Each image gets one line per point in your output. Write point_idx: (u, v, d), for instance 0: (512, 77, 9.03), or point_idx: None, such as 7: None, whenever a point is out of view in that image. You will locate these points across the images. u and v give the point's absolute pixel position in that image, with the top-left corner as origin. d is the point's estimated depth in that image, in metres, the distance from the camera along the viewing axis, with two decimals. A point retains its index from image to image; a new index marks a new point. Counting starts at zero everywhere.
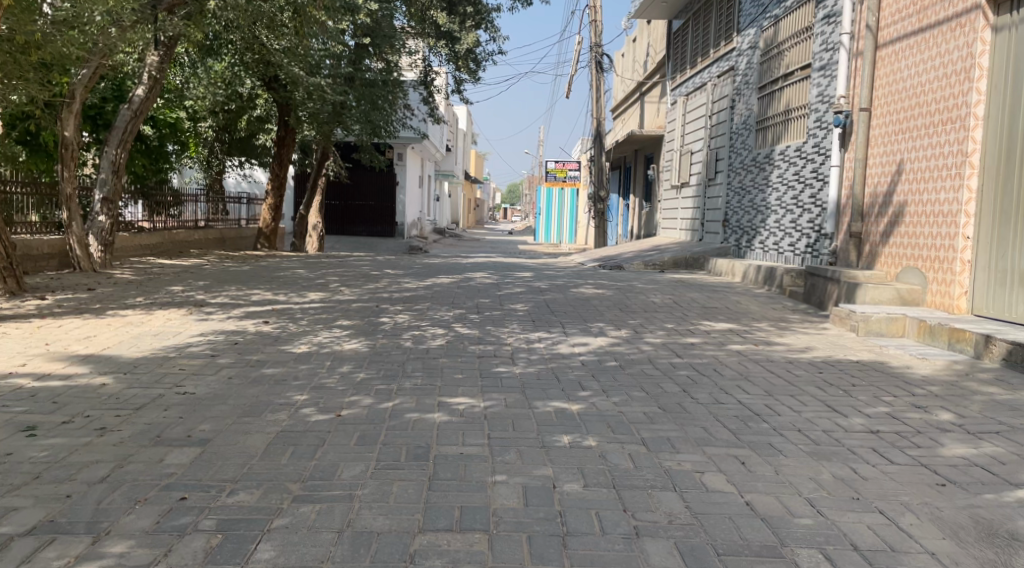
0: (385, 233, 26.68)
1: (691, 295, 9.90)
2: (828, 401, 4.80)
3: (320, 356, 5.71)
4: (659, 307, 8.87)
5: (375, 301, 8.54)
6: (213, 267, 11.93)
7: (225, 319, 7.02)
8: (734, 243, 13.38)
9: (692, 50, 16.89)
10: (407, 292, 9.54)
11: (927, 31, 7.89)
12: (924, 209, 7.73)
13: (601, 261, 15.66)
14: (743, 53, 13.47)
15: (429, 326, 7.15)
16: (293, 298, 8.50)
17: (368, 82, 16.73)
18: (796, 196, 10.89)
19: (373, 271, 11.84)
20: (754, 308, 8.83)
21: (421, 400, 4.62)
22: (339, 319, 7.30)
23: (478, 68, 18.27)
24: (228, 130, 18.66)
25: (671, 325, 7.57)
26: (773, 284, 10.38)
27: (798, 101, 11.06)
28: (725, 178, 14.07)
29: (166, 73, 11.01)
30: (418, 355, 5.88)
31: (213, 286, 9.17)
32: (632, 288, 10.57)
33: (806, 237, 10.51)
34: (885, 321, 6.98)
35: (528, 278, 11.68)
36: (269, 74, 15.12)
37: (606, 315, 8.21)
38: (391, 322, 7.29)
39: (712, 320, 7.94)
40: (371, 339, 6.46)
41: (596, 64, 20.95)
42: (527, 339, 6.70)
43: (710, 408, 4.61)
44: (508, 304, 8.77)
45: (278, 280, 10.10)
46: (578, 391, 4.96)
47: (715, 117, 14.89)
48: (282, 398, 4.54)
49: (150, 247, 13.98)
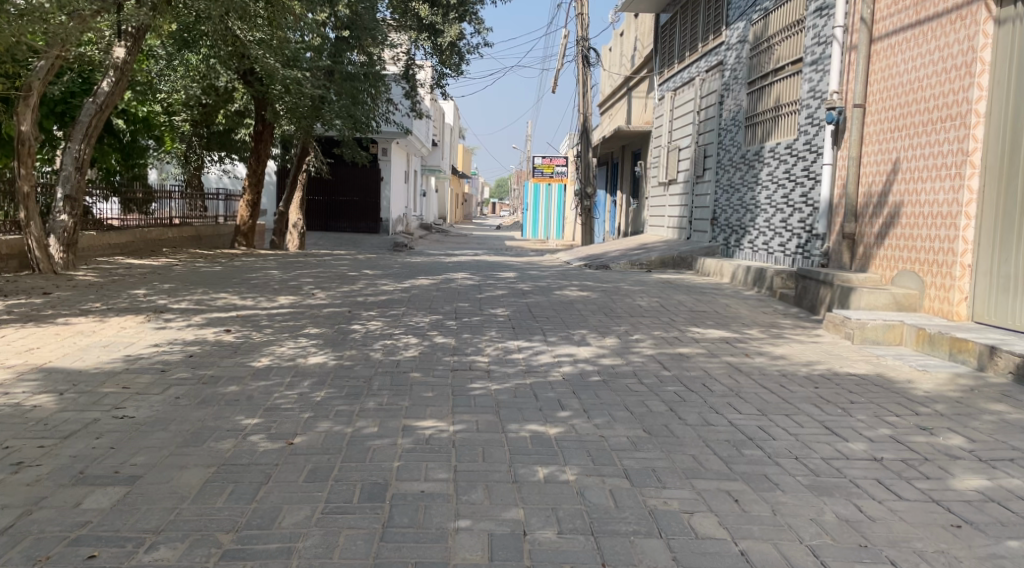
0: (368, 230, 26.21)
1: (679, 298, 9.55)
2: (827, 421, 4.44)
3: (280, 371, 5.31)
4: (645, 311, 8.51)
5: (348, 306, 8.14)
6: (184, 267, 11.46)
7: (184, 328, 6.60)
8: (723, 242, 13.03)
9: (680, 44, 16.50)
10: (383, 295, 9.12)
11: (925, 24, 7.54)
12: (921, 209, 7.39)
13: (587, 260, 15.29)
14: (732, 47, 13.11)
15: (402, 335, 6.76)
16: (261, 303, 8.08)
17: (348, 75, 16.17)
18: (787, 195, 10.54)
19: (351, 272, 11.41)
20: (744, 313, 8.49)
21: (385, 423, 4.23)
22: (307, 327, 6.89)
23: (462, 62, 17.86)
24: (205, 123, 18.14)
25: (658, 333, 7.22)
26: (762, 285, 10.03)
27: (788, 96, 10.72)
28: (713, 175, 13.71)
29: (133, 65, 10.54)
30: (388, 369, 5.49)
31: (178, 289, 8.73)
32: (618, 290, 10.21)
33: (797, 237, 10.16)
34: (882, 328, 6.65)
35: (511, 279, 11.29)
36: (245, 67, 14.62)
37: (589, 320, 7.86)
38: (363, 330, 6.89)
39: (700, 326, 7.58)
40: (339, 351, 6.06)
41: (583, 59, 20.56)
42: (505, 349, 6.32)
43: (698, 431, 4.24)
44: (488, 308, 8.39)
45: (249, 282, 9.65)
46: (556, 411, 4.59)
47: (703, 112, 14.52)
48: (231, 421, 4.15)
49: (120, 246, 13.48)
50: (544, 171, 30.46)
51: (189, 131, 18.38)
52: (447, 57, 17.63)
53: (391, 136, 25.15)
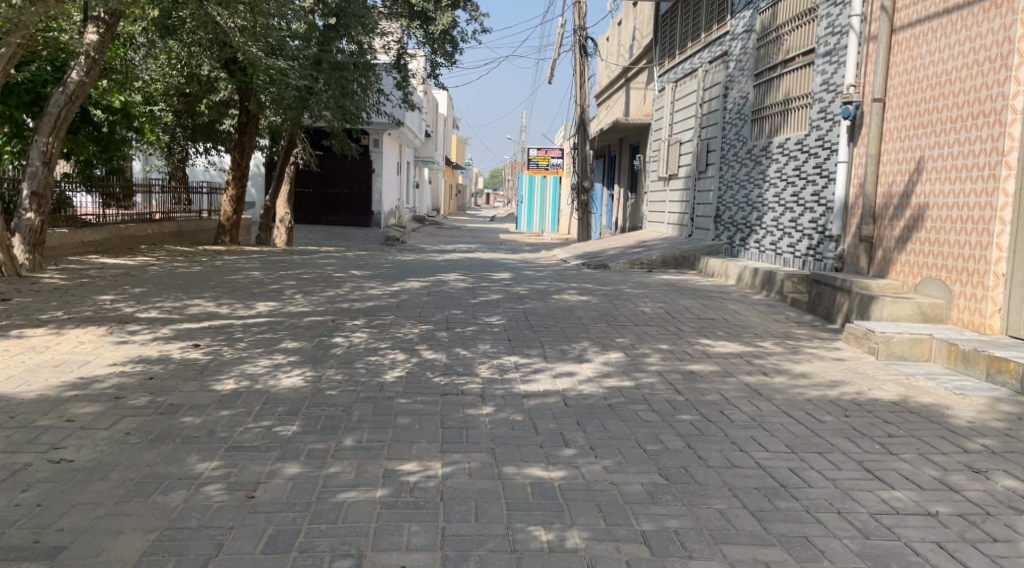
0: (360, 223, 25.59)
1: (684, 303, 9.01)
2: (866, 462, 3.91)
3: (249, 398, 4.76)
4: (650, 319, 7.96)
5: (333, 315, 7.57)
6: (160, 267, 10.86)
7: (148, 343, 6.03)
8: (727, 240, 12.49)
9: (681, 34, 15.93)
10: (371, 300, 8.57)
11: (954, 13, 7.01)
12: (949, 213, 6.86)
13: (584, 258, 14.74)
14: (737, 37, 12.55)
15: (388, 350, 6.21)
16: (237, 311, 7.50)
17: (336, 64, 15.60)
18: (797, 193, 10.02)
19: (338, 273, 10.83)
20: (754, 321, 7.96)
21: (363, 467, 3.69)
22: (285, 340, 6.33)
23: (455, 51, 17.28)
24: (189, 113, 17.50)
25: (666, 346, 6.68)
26: (771, 289, 9.51)
27: (799, 90, 10.17)
28: (717, 171, 13.17)
29: (106, 53, 9.94)
30: (371, 394, 4.94)
31: (149, 294, 8.15)
32: (620, 294, 9.67)
33: (808, 238, 9.64)
34: (909, 343, 6.14)
35: (507, 281, 10.74)
36: (229, 56, 14.01)
37: (591, 330, 7.31)
38: (346, 344, 6.33)
39: (710, 338, 7.05)
40: (318, 370, 5.50)
41: (580, 49, 19.95)
42: (500, 368, 5.77)
43: (722, 475, 3.71)
44: (482, 316, 7.84)
45: (228, 285, 9.07)
46: (559, 449, 4.05)
47: (706, 105, 13.97)
48: (184, 465, 3.60)
49: (96, 244, 12.88)
50: (540, 163, 29.79)
51: (172, 121, 17.73)
52: (439, 45, 17.03)
53: (383, 128, 24.50)
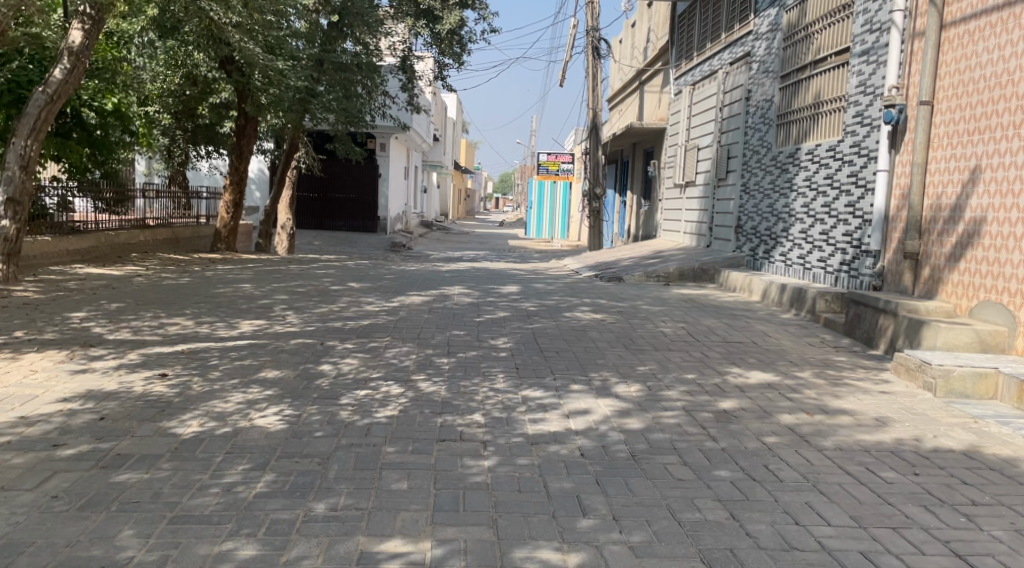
0: (366, 228, 24.95)
1: (707, 323, 8.29)
2: (955, 545, 3.18)
3: (211, 445, 4.07)
4: (672, 342, 7.23)
5: (323, 336, 6.88)
6: (146, 278, 10.19)
7: (110, 371, 5.36)
8: (749, 252, 11.76)
9: (699, 35, 15.21)
10: (367, 318, 7.88)
11: (1017, 5, 6.29)
12: (1012, 228, 6.11)
13: (596, 269, 14.03)
14: (761, 37, 11.83)
15: (380, 381, 5.51)
16: (217, 331, 6.82)
17: (339, 65, 14.96)
18: (829, 204, 9.28)
19: (335, 285, 10.16)
20: (787, 347, 7.22)
21: (334, 550, 2.98)
22: (265, 369, 5.65)
23: (463, 52, 16.66)
24: (187, 115, 16.90)
25: (694, 377, 5.94)
26: (802, 308, 8.78)
27: (831, 92, 9.43)
28: (738, 178, 12.45)
29: (91, 50, 9.35)
30: (355, 440, 4.24)
31: (125, 311, 7.48)
32: (637, 311, 8.94)
33: (841, 252, 8.89)
34: (970, 378, 5.42)
35: (514, 295, 10.04)
36: (225, 54, 13.40)
37: (608, 356, 6.60)
38: (333, 374, 5.64)
39: (741, 367, 6.31)
40: (296, 407, 4.81)
41: (593, 50, 19.26)
42: (506, 404, 5.06)
43: (780, 564, 2.99)
44: (487, 338, 7.14)
45: (214, 300, 8.40)
46: (574, 520, 3.34)
47: (726, 108, 13.26)
48: (114, 548, 2.93)
49: (82, 252, 12.27)
50: (549, 168, 29.11)
51: (172, 124, 17.14)
52: (446, 45, 16.43)
53: (389, 131, 23.86)
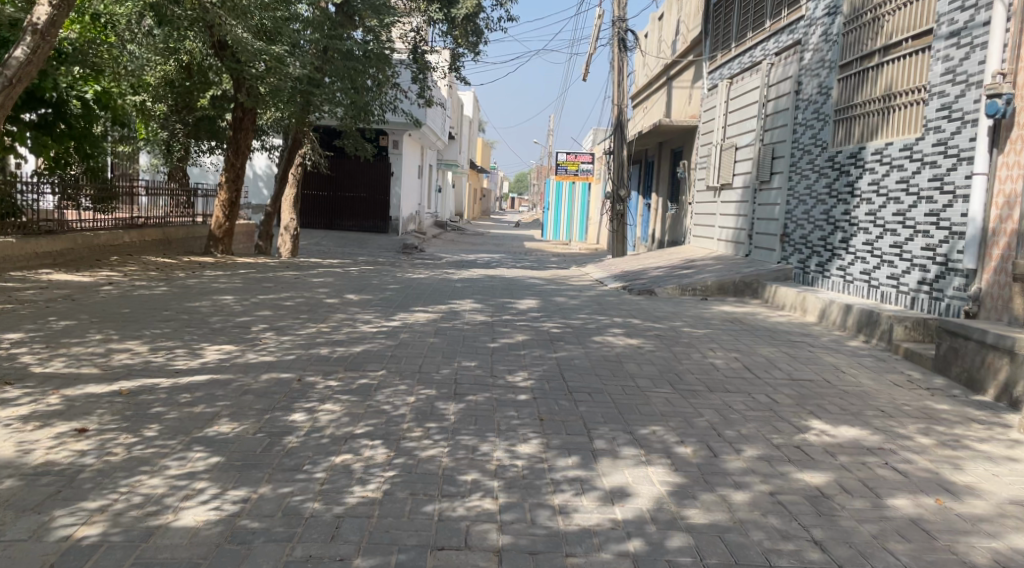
0: (375, 229, 23.77)
1: (764, 353, 6.97)
2: None
3: (106, 560, 2.87)
4: (728, 381, 5.92)
5: (302, 369, 5.63)
6: (117, 287, 9.00)
7: (17, 424, 4.18)
8: (798, 264, 10.44)
9: (739, 23, 13.89)
10: (360, 342, 6.64)
11: None
12: None
13: (623, 278, 12.74)
14: (815, 22, 10.53)
15: (363, 439, 4.24)
16: (174, 361, 5.62)
17: (347, 54, 13.60)
18: (902, 211, 7.99)
19: (330, 297, 8.94)
20: (871, 390, 5.89)
21: None
22: (219, 422, 4.41)
23: (480, 41, 15.42)
24: (184, 107, 15.74)
25: (770, 432, 4.62)
26: (873, 334, 7.45)
27: (905, 82, 8.12)
28: (785, 180, 11.14)
29: (55, 25, 7.59)
30: (314, 549, 3.00)
31: (71, 331, 6.30)
32: (678, 335, 7.63)
33: (919, 269, 7.58)
34: None
35: (534, 312, 8.78)
36: (220, 39, 12.22)
37: (653, 401, 5.29)
38: (304, 428, 4.37)
39: (825, 419, 4.99)
40: (244, 485, 3.56)
41: (619, 42, 17.94)
42: (529, 481, 3.77)
43: None
44: (503, 372, 5.88)
45: (183, 317, 7.20)
46: None
47: (771, 103, 11.95)
48: None
49: (53, 255, 11.06)
50: (568, 168, 27.83)
51: (169, 116, 15.99)
52: (461, 33, 15.22)
53: (401, 127, 22.66)
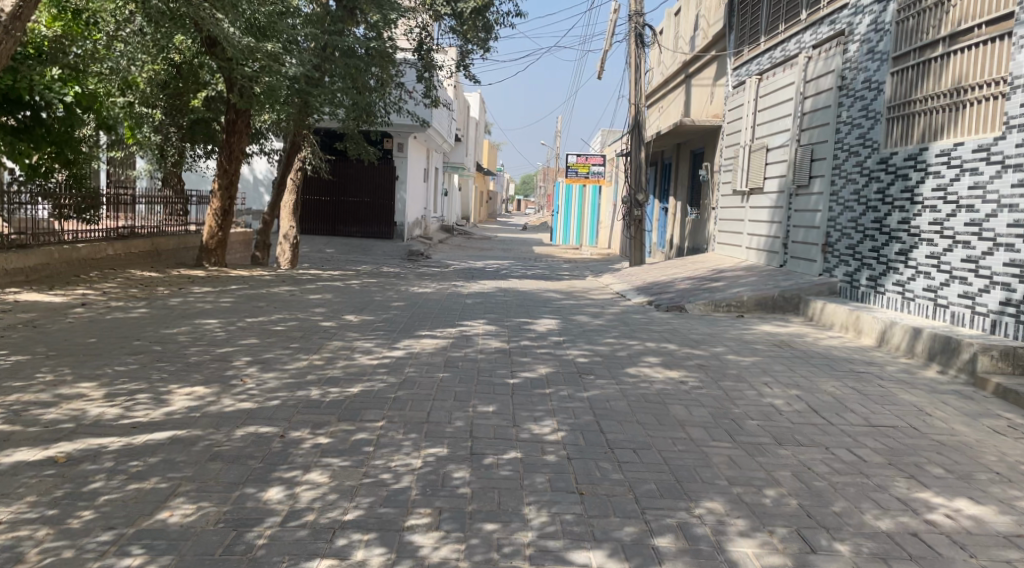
0: (380, 235, 22.82)
1: (830, 389, 5.96)
2: None
3: None
4: (798, 430, 4.93)
5: (285, 420, 4.66)
6: (88, 310, 8.03)
7: None
8: (845, 277, 9.41)
9: (770, 15, 12.88)
10: (356, 380, 5.66)
11: None
12: None
13: (647, 292, 11.72)
14: (862, 10, 9.52)
15: (355, 530, 3.27)
16: (132, 411, 4.66)
17: (348, 51, 12.64)
18: (977, 220, 7.00)
19: (327, 319, 7.98)
20: (968, 438, 4.90)
21: None
22: (172, 505, 3.44)
23: (490, 36, 14.44)
24: (177, 109, 14.79)
25: (874, 513, 3.64)
26: (950, 364, 6.45)
27: (978, 74, 7.14)
28: (827, 184, 10.12)
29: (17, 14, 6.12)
30: None
31: (19, 371, 5.35)
32: (725, 366, 6.62)
33: (1002, 287, 6.60)
34: None
35: (555, 336, 7.78)
36: (209, 36, 11.24)
37: (715, 462, 4.30)
38: (281, 513, 3.41)
39: (930, 487, 4.01)
40: None
41: (636, 38, 16.94)
42: None
43: None
44: (527, 421, 4.89)
45: (156, 349, 6.24)
46: None
47: (809, 100, 10.95)
48: None
49: (25, 272, 10.17)
50: (579, 171, 26.82)
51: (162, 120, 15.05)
52: (470, 28, 14.25)
53: (406, 130, 21.67)
